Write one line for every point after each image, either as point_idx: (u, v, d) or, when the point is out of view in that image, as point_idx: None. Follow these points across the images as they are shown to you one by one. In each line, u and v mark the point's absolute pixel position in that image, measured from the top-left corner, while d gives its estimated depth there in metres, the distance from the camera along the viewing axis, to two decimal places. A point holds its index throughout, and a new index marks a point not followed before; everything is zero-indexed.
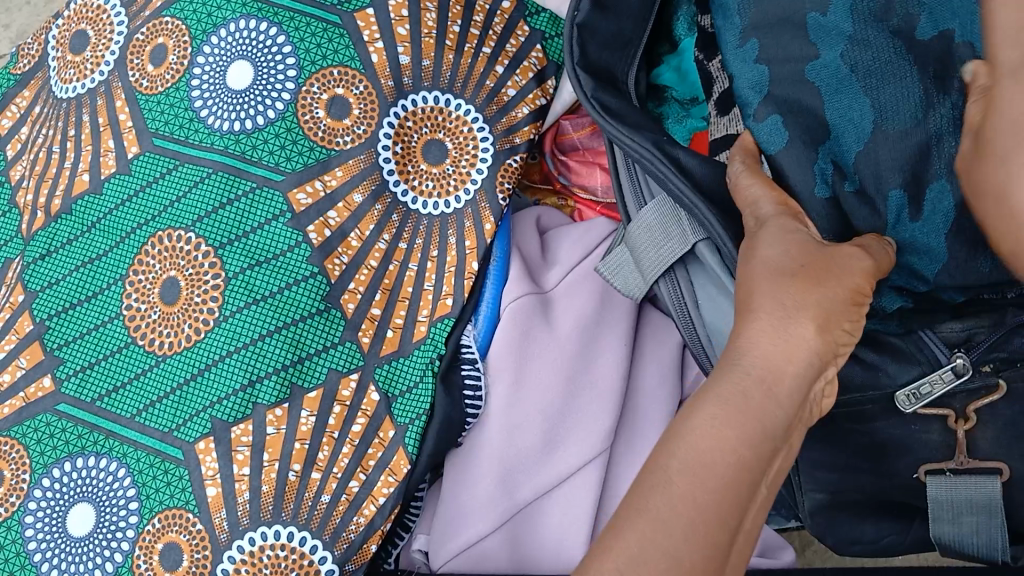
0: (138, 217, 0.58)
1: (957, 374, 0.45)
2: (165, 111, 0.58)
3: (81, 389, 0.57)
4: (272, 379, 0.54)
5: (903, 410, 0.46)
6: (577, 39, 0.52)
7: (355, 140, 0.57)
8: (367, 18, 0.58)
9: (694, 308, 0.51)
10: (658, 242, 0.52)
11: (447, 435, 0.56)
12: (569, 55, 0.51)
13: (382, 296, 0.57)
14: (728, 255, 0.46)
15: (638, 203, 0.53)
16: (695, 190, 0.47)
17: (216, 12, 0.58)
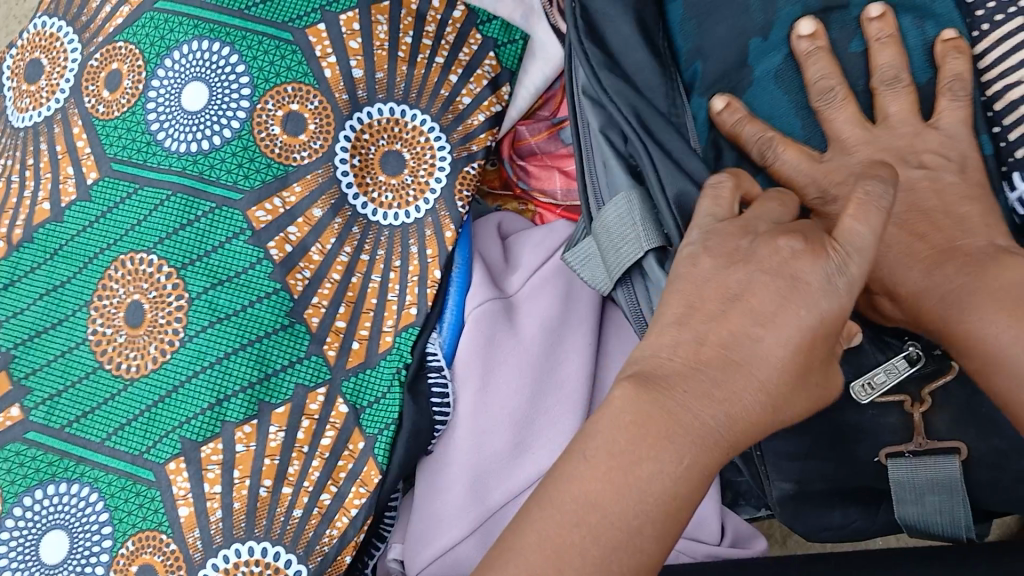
0: (100, 242, 0.58)
1: (910, 360, 0.47)
2: (122, 135, 0.58)
3: (51, 417, 0.57)
4: (240, 396, 0.55)
5: (861, 401, 0.48)
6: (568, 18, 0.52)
7: (312, 155, 0.57)
8: (319, 32, 0.58)
9: (651, 316, 0.51)
10: (622, 241, 0.49)
11: (415, 443, 0.56)
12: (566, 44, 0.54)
13: (346, 309, 0.58)
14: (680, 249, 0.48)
15: (600, 197, 0.52)
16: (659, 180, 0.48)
17: (169, 35, 0.58)
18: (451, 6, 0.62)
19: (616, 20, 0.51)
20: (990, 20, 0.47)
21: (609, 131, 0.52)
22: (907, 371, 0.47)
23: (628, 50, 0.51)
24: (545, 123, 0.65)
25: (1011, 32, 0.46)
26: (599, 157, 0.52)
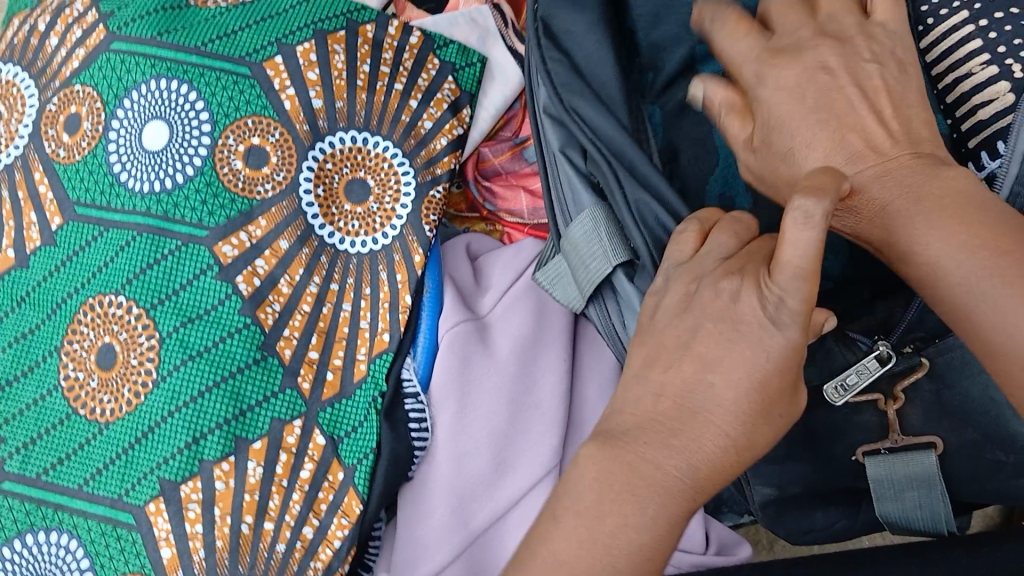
0: (67, 287, 0.58)
1: (881, 360, 0.47)
2: (85, 178, 0.58)
3: (26, 465, 0.57)
4: (215, 434, 0.54)
5: (833, 404, 0.48)
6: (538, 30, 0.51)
7: (276, 187, 0.57)
8: (277, 66, 0.59)
9: (625, 334, 0.52)
10: (588, 262, 0.50)
11: (395, 471, 0.56)
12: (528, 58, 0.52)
13: (318, 339, 0.57)
14: (646, 272, 0.47)
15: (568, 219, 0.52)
16: (627, 207, 0.47)
17: (127, 75, 0.59)
18: (408, 32, 0.62)
19: (580, 35, 0.50)
20: (934, 16, 0.48)
21: (569, 150, 0.51)
22: (878, 371, 0.47)
23: (590, 64, 0.50)
24: (508, 143, 0.65)
25: (956, 26, 0.47)
26: (564, 176, 0.52)
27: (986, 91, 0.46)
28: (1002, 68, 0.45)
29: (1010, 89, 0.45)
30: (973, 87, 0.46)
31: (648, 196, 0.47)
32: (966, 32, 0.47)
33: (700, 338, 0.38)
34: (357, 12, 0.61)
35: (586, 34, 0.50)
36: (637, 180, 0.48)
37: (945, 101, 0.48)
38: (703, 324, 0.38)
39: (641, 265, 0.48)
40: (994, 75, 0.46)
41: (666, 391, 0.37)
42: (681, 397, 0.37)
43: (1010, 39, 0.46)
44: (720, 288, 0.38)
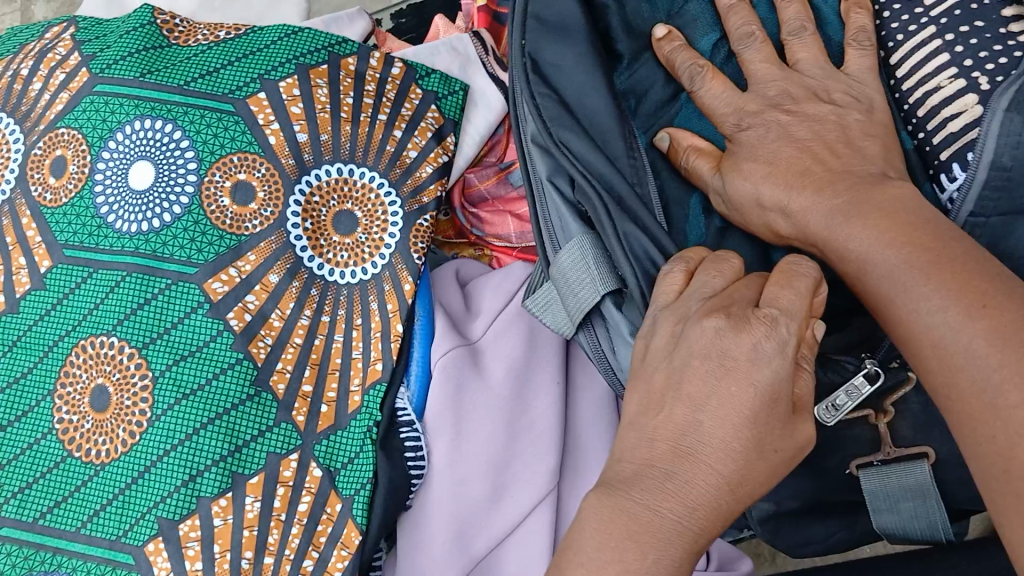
0: (58, 330, 0.58)
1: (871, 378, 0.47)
2: (72, 221, 0.58)
3: (21, 510, 0.56)
4: (212, 470, 0.54)
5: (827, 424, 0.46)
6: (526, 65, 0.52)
7: (264, 223, 0.58)
8: (260, 102, 0.59)
9: (615, 357, 0.53)
10: (574, 288, 0.50)
11: (394, 499, 0.56)
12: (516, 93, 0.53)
13: (312, 371, 0.58)
14: (639, 300, 0.48)
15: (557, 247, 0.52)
16: (617, 238, 0.48)
17: (111, 116, 0.59)
18: (389, 63, 0.63)
19: (569, 69, 0.52)
20: (903, 32, 0.49)
21: (556, 178, 0.51)
22: (867, 390, 0.46)
23: (573, 99, 0.52)
24: (493, 169, 0.65)
25: (923, 41, 0.48)
26: (552, 205, 0.52)
27: (955, 104, 0.47)
28: (969, 80, 0.46)
29: (977, 102, 0.46)
30: (942, 100, 0.47)
31: (637, 232, 0.48)
32: (933, 47, 0.48)
33: (689, 376, 0.39)
34: (339, 45, 0.62)
35: (572, 69, 0.52)
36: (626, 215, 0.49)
37: (916, 115, 0.49)
38: (691, 362, 0.39)
39: (630, 295, 0.49)
40: (962, 88, 0.46)
41: (659, 437, 0.38)
42: (677, 438, 0.38)
43: (976, 51, 0.46)
44: (703, 326, 0.39)
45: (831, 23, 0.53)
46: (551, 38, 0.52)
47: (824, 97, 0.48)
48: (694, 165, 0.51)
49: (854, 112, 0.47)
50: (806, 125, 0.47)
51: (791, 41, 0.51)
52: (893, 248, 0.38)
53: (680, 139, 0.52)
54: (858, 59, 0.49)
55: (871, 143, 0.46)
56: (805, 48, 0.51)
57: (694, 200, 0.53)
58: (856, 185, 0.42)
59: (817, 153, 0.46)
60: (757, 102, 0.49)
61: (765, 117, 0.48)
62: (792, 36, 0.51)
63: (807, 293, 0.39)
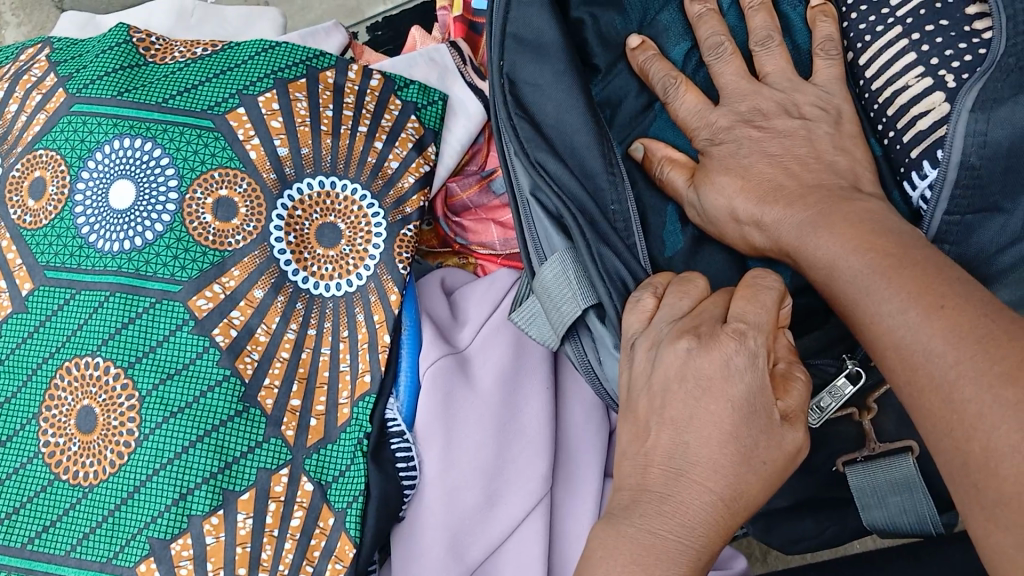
0: (41, 352, 0.57)
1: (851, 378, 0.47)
2: (54, 242, 0.58)
3: (10, 536, 0.56)
4: (203, 488, 0.54)
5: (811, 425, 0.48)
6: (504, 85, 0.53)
7: (246, 237, 0.57)
8: (239, 117, 0.59)
9: (601, 369, 0.53)
10: (558, 302, 0.50)
11: (386, 510, 0.56)
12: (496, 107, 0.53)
13: (299, 386, 0.57)
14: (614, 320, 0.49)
15: (540, 259, 0.52)
16: (592, 259, 0.49)
17: (89, 136, 0.59)
18: (368, 76, 0.63)
19: (547, 86, 0.52)
20: (871, 33, 0.49)
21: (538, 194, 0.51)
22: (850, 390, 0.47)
23: (549, 118, 0.52)
24: (475, 177, 0.66)
25: (890, 41, 0.48)
26: (537, 219, 0.52)
27: (923, 102, 0.47)
28: (935, 78, 0.46)
29: (944, 100, 0.46)
30: (910, 99, 0.47)
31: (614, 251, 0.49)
32: (900, 47, 0.48)
33: (670, 400, 0.40)
34: (316, 58, 0.62)
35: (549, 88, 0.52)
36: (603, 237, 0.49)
37: (886, 115, 0.49)
38: (671, 386, 0.40)
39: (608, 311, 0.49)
40: (930, 87, 0.46)
41: (652, 463, 0.40)
42: (667, 463, 0.39)
43: (942, 49, 0.46)
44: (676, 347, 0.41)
45: (799, 30, 0.54)
46: (528, 58, 0.53)
47: (794, 112, 0.49)
48: (669, 176, 0.51)
49: (823, 124, 0.49)
50: (775, 134, 0.48)
51: (760, 52, 0.52)
52: (858, 254, 0.40)
53: (655, 151, 0.52)
54: (826, 69, 0.50)
55: (839, 157, 0.47)
56: (772, 59, 0.51)
57: (671, 209, 0.53)
58: (827, 199, 0.44)
59: (787, 163, 0.47)
60: (728, 116, 0.50)
61: (735, 134, 0.49)
62: (760, 46, 0.52)
63: (772, 307, 0.40)
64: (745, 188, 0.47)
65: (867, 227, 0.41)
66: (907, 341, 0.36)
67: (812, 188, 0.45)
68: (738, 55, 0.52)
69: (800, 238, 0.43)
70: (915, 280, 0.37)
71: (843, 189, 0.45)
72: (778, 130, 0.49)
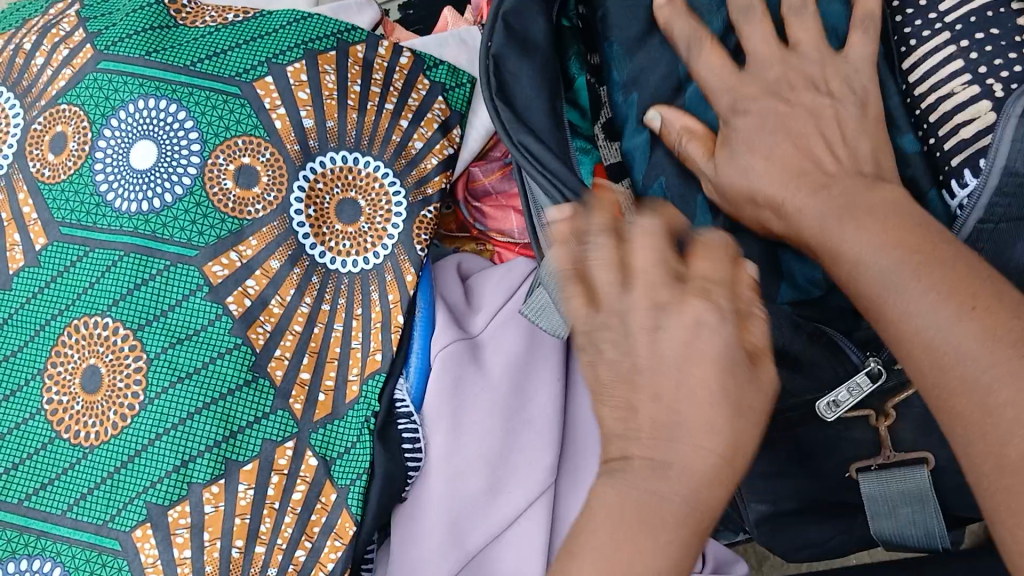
0: (50, 309, 0.57)
1: (872, 377, 0.45)
2: (70, 199, 0.57)
3: (8, 491, 0.56)
4: (205, 456, 0.53)
5: (827, 418, 0.47)
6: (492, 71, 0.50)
7: (266, 208, 0.57)
8: (267, 85, 0.58)
9: None
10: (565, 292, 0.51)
11: (389, 491, 0.55)
12: (486, 91, 0.50)
13: (310, 359, 0.57)
14: None
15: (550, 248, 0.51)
16: None
17: (113, 95, 0.58)
18: (398, 53, 0.62)
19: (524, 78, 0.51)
20: (917, 37, 0.48)
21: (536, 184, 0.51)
22: (869, 389, 0.46)
23: (535, 111, 0.50)
24: (498, 162, 0.65)
25: (937, 47, 0.47)
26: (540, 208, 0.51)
27: (968, 111, 0.46)
28: (983, 87, 0.45)
29: (991, 109, 0.45)
30: (954, 107, 0.46)
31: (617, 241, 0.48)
32: (947, 53, 0.47)
33: None
34: (347, 32, 0.62)
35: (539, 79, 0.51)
36: None
37: (928, 121, 0.48)
38: None
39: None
40: (977, 94, 0.45)
41: None
42: None
43: (992, 58, 0.46)
44: None
45: None
46: (516, 46, 0.51)
47: (821, 86, 0.46)
48: (688, 149, 0.48)
49: (848, 105, 0.45)
50: (804, 105, 0.45)
51: (792, 27, 0.49)
52: (886, 249, 0.37)
53: (677, 121, 0.49)
54: (862, 45, 0.46)
55: (863, 140, 0.44)
56: (805, 28, 0.47)
57: (697, 195, 0.50)
58: (851, 185, 0.41)
59: (818, 139, 0.44)
60: (755, 85, 0.47)
61: (762, 104, 0.46)
62: (794, 14, 0.48)
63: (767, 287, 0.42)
64: (765, 165, 0.44)
65: (900, 220, 0.38)
66: (934, 334, 0.34)
67: (834, 176, 0.42)
68: (769, 18, 0.48)
69: (825, 217, 0.40)
70: (952, 271, 0.35)
71: (863, 173, 0.42)
72: (800, 99, 0.46)
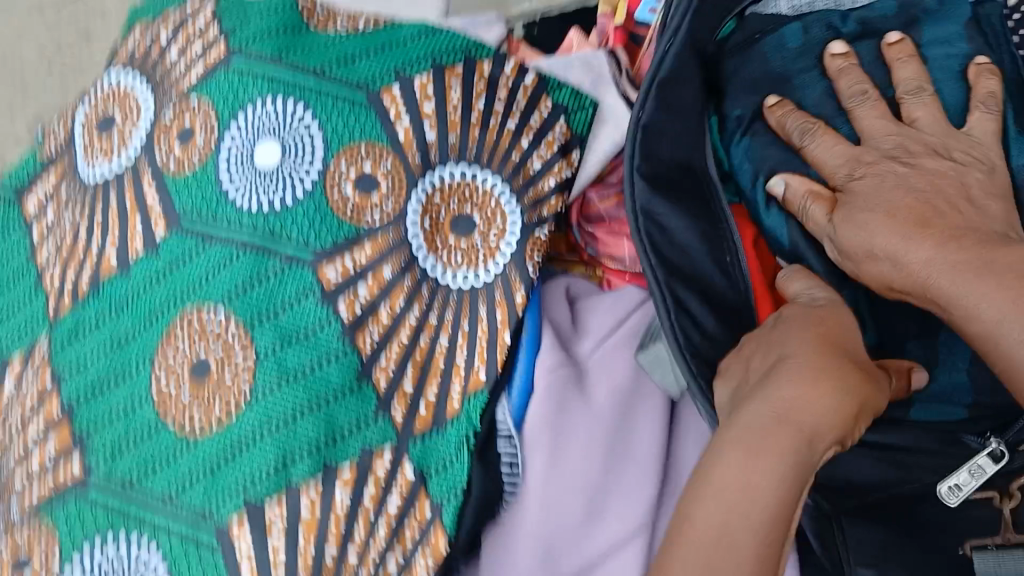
0: (165, 298, 0.58)
1: (995, 458, 0.47)
2: (193, 192, 0.59)
3: (110, 474, 0.56)
4: (307, 458, 0.54)
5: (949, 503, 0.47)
6: (637, 145, 0.52)
7: (384, 216, 0.58)
8: (394, 95, 0.59)
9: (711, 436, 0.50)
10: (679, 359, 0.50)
11: (484, 512, 0.56)
12: (629, 159, 0.52)
13: (414, 370, 0.57)
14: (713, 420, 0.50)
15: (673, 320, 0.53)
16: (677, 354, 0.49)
17: (243, 93, 0.59)
18: (523, 73, 0.62)
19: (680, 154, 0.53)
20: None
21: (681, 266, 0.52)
22: (992, 470, 0.47)
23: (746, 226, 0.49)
24: (614, 189, 0.64)
25: None
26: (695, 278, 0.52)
27: None
28: None
29: None
30: None
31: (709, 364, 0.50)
32: None
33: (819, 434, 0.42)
34: (476, 50, 0.62)
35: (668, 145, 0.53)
36: (709, 339, 0.50)
37: None
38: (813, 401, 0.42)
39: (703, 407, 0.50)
40: None
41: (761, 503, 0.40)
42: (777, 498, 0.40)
43: None
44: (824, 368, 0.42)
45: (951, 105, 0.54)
46: (663, 123, 0.53)
47: (943, 154, 0.50)
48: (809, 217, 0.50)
49: (975, 171, 0.49)
50: (901, 199, 0.48)
51: (908, 101, 0.53)
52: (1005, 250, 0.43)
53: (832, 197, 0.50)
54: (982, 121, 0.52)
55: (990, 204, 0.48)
56: (922, 109, 0.52)
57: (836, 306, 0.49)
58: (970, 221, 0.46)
59: (896, 232, 0.47)
60: (873, 153, 0.51)
61: (879, 168, 0.50)
62: (910, 96, 0.53)
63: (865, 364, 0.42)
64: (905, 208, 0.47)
65: None
66: None
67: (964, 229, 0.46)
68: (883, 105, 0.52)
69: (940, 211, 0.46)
70: None
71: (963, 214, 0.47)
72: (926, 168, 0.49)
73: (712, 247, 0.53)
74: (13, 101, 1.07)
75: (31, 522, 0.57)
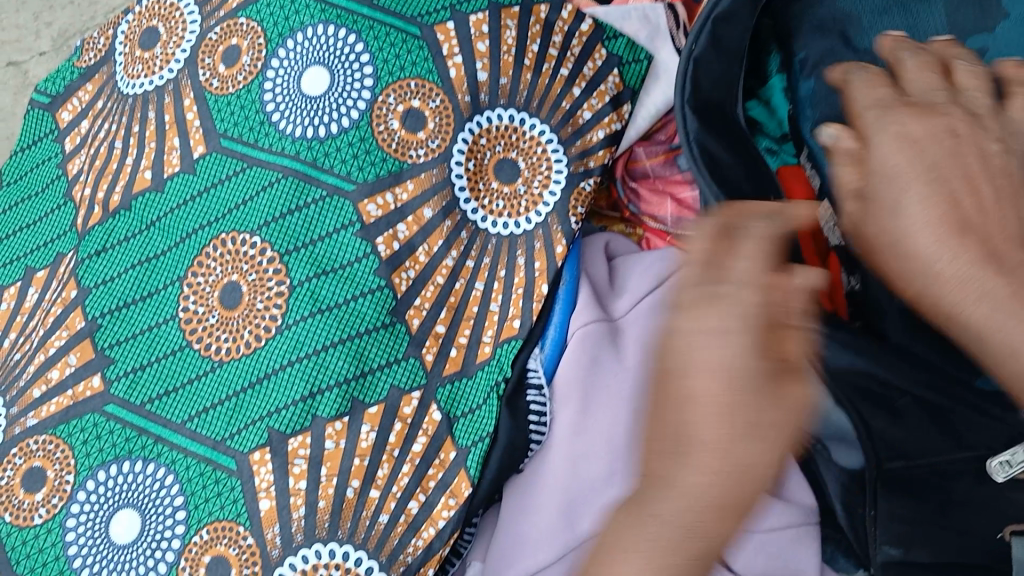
0: (199, 218, 0.57)
1: None
2: (235, 113, 0.57)
3: (131, 391, 0.55)
4: (334, 392, 0.53)
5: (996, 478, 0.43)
6: (691, 74, 0.50)
7: (428, 154, 0.56)
8: (447, 31, 0.57)
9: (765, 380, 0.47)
10: None
11: (510, 459, 0.55)
12: (680, 91, 0.50)
13: (447, 313, 0.56)
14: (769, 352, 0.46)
15: None
16: None
17: (293, 16, 0.57)
18: (580, 19, 0.60)
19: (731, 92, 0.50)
20: None
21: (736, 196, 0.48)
22: None
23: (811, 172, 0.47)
24: (662, 147, 0.63)
25: None
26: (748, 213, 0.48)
27: None
28: None
29: None
30: None
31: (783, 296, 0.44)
32: None
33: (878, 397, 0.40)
34: None
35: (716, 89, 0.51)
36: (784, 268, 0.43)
37: None
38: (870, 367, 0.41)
39: None
40: None
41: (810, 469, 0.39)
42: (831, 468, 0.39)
43: None
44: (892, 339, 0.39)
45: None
46: (716, 60, 0.50)
47: None
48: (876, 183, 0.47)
49: None
50: None
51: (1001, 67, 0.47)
52: None
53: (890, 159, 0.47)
54: None
55: None
56: None
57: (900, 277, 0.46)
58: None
59: None
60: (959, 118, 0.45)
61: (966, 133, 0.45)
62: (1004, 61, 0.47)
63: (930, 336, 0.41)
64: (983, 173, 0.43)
65: None
66: None
67: None
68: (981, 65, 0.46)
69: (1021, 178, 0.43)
70: None
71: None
72: None
73: (761, 188, 0.48)
74: (42, 16, 1.05)
75: (45, 434, 0.56)
